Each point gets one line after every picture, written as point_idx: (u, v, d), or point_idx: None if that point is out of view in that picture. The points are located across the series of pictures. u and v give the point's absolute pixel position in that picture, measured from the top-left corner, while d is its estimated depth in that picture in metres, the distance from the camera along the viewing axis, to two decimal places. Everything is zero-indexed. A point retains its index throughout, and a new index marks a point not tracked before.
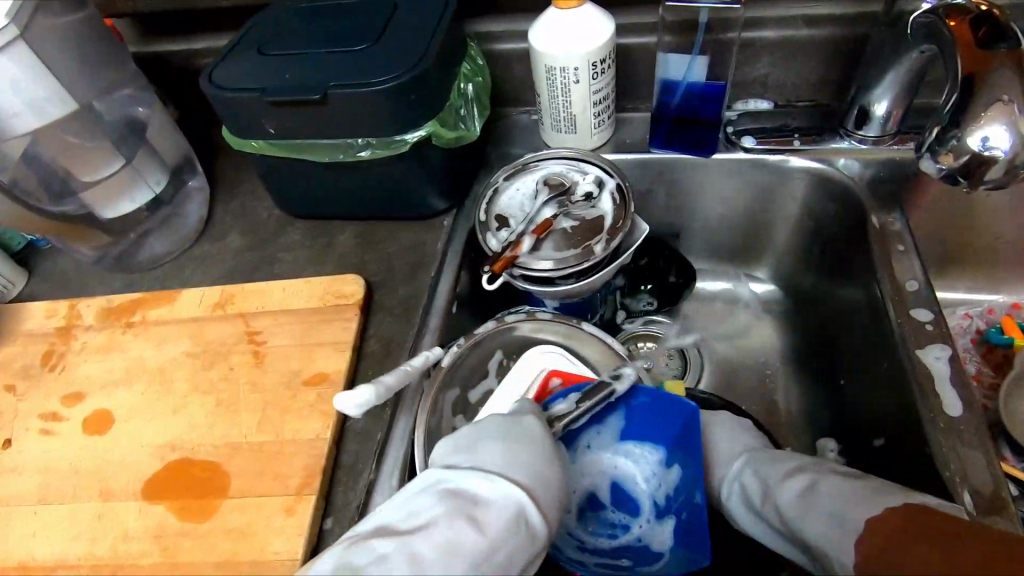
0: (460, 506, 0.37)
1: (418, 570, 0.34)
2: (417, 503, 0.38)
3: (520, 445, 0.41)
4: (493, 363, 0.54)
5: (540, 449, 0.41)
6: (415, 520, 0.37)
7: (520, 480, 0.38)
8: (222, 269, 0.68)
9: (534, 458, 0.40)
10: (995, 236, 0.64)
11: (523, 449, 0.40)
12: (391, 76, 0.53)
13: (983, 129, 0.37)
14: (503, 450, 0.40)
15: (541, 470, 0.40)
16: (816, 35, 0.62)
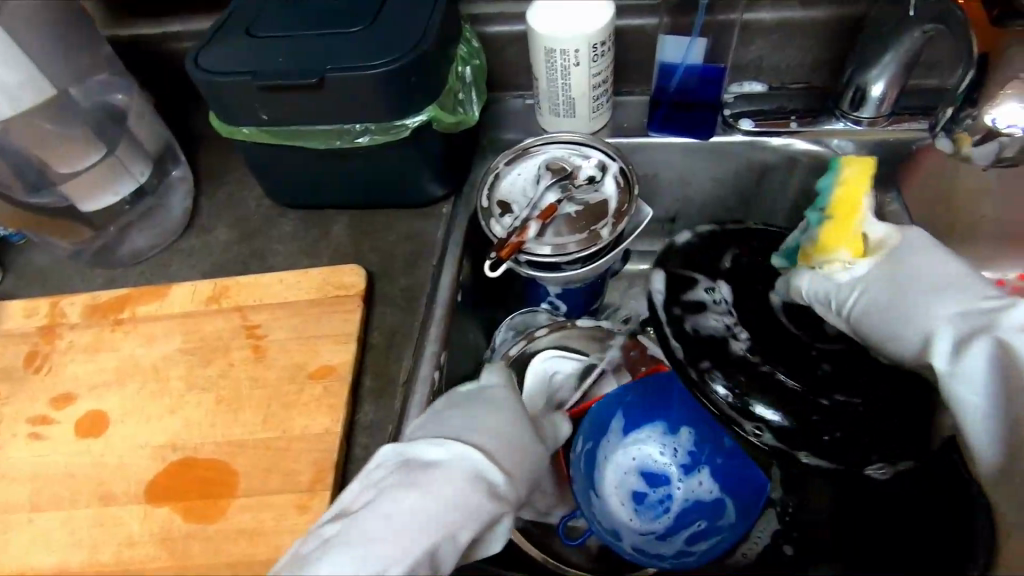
0: (424, 464, 0.39)
1: (368, 543, 0.35)
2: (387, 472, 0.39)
3: (476, 409, 0.43)
4: None
5: (503, 410, 0.43)
6: (385, 483, 0.38)
7: (478, 438, 0.41)
8: (210, 263, 0.65)
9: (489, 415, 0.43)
10: (981, 216, 0.66)
11: (483, 412, 0.43)
12: (391, 59, 0.51)
13: (999, 106, 0.38)
14: (462, 417, 0.43)
15: (491, 424, 0.42)
16: (812, 17, 0.62)
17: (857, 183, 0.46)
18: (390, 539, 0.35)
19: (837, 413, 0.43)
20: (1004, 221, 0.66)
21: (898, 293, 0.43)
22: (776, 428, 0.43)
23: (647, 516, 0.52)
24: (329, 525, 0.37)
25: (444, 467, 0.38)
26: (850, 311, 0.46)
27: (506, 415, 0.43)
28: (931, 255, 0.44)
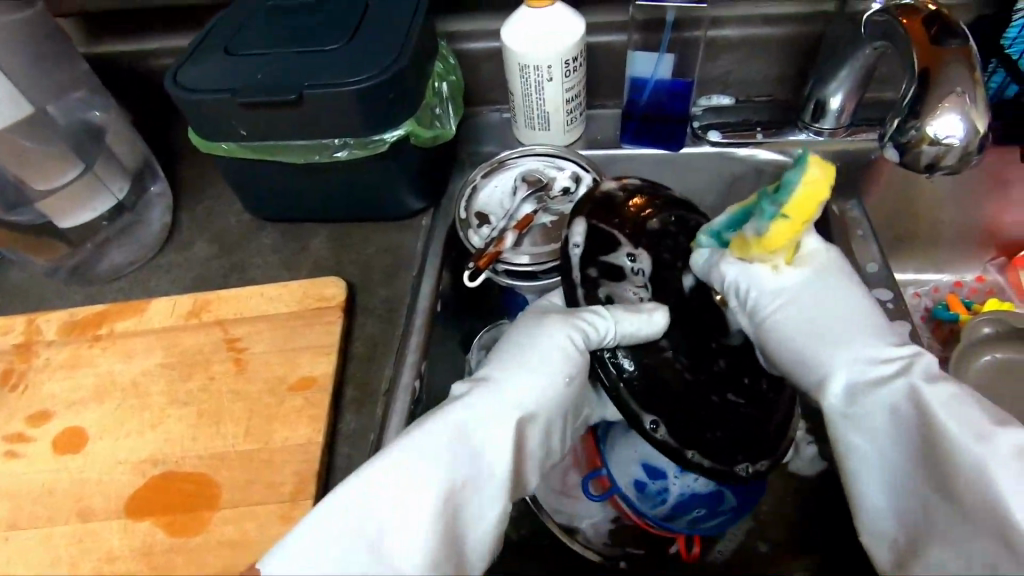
0: (499, 420, 0.43)
1: (386, 535, 0.39)
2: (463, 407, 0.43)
3: (543, 351, 0.46)
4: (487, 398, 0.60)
5: (565, 390, 0.46)
6: (461, 418, 0.43)
7: (538, 413, 0.44)
8: (189, 277, 0.65)
9: (556, 359, 0.46)
10: (939, 221, 0.69)
11: (545, 391, 0.45)
12: (369, 76, 0.52)
13: (938, 119, 0.40)
14: (533, 360, 0.46)
15: (558, 379, 0.45)
16: (773, 33, 0.65)
17: (820, 185, 0.42)
18: (438, 523, 0.39)
19: (724, 413, 0.45)
20: (960, 226, 0.69)
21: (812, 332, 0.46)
22: (679, 412, 0.44)
23: (650, 501, 0.51)
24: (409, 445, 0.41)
25: (505, 426, 0.43)
26: (764, 318, 0.47)
27: (567, 369, 0.46)
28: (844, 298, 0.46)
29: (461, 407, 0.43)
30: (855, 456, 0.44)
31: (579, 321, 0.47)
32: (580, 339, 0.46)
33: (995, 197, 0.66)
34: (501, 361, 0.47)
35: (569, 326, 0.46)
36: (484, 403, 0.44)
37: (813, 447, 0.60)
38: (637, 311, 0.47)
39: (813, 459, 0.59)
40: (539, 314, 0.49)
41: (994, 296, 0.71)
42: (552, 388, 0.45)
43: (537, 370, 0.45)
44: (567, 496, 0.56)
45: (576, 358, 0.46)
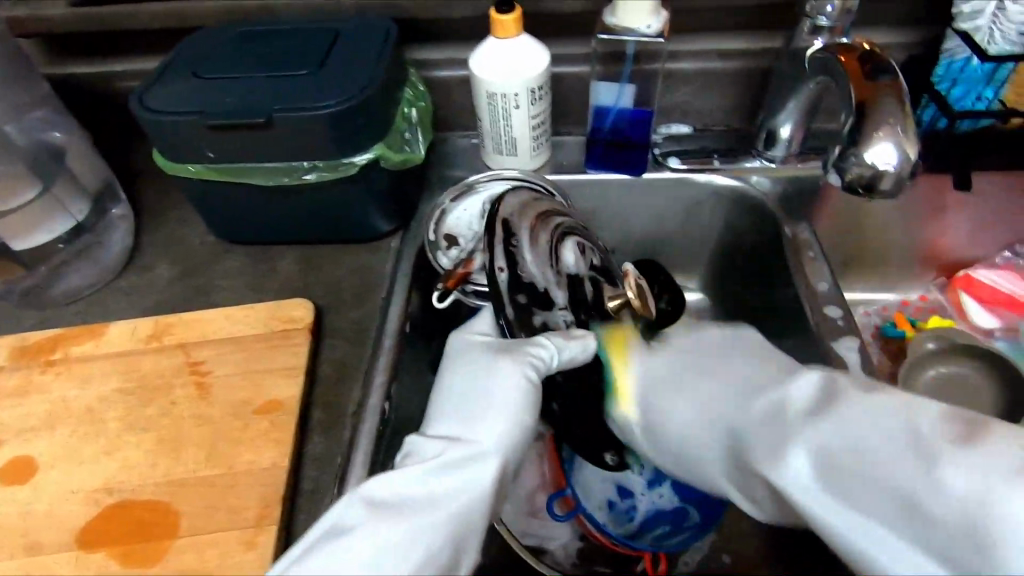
0: (464, 468, 0.42)
1: None
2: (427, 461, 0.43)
3: (502, 393, 0.45)
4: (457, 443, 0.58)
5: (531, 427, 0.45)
6: (428, 470, 0.42)
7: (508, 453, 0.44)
8: (150, 300, 0.64)
9: (513, 401, 0.45)
10: (884, 244, 0.73)
11: (509, 433, 0.44)
12: (339, 100, 0.53)
13: (875, 147, 0.43)
14: (491, 405, 0.45)
15: (524, 417, 0.45)
16: (727, 67, 0.69)
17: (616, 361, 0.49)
18: None
19: None
20: (904, 248, 0.73)
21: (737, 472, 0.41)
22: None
23: (618, 518, 0.52)
24: (385, 490, 0.42)
25: (468, 473, 0.42)
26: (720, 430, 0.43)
27: (526, 408, 0.45)
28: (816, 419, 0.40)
29: (429, 461, 0.43)
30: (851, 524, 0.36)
31: (531, 356, 0.46)
32: (535, 371, 0.46)
33: (933, 220, 0.71)
34: (459, 412, 0.46)
35: (523, 365, 0.46)
36: (452, 452, 0.43)
37: None
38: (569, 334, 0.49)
39: None
40: (487, 354, 0.48)
41: (937, 314, 0.73)
42: (514, 427, 0.44)
43: (496, 413, 0.45)
44: (535, 517, 0.56)
45: (532, 394, 0.46)
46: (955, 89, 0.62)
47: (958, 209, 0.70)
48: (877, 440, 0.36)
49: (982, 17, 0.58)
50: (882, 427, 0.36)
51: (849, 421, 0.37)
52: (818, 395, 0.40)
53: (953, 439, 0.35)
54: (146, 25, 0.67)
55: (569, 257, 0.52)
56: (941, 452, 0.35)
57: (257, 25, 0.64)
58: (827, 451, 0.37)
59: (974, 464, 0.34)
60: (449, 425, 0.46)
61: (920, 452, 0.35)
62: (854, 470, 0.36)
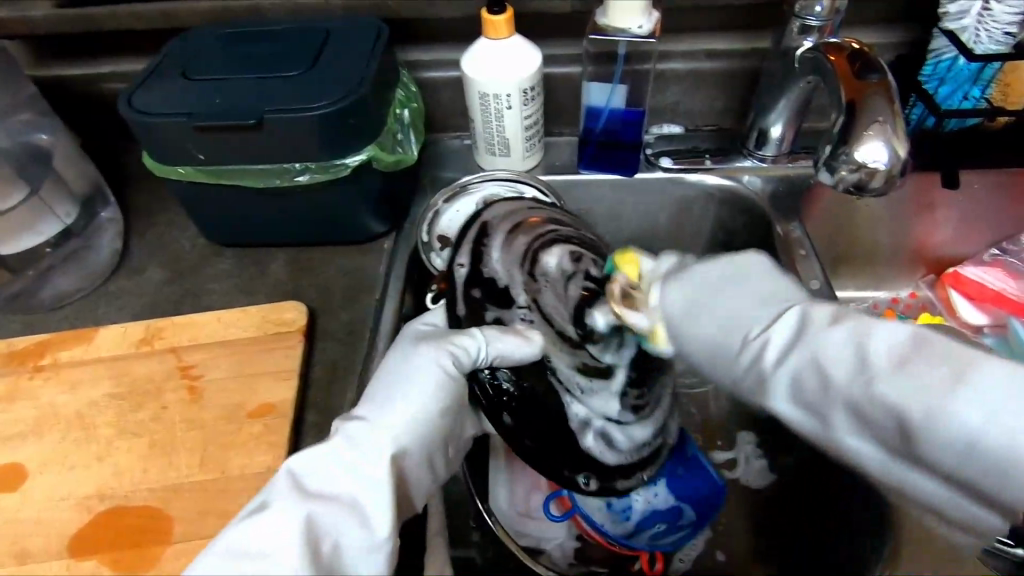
0: (370, 454, 0.40)
1: None
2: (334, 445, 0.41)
3: (415, 381, 0.44)
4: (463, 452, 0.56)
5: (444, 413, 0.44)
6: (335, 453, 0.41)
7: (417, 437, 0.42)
8: (140, 304, 0.63)
9: (427, 390, 0.44)
10: (873, 242, 0.74)
11: (419, 417, 0.43)
12: (330, 102, 0.53)
13: (865, 146, 0.44)
14: (405, 391, 0.44)
15: (433, 405, 0.43)
16: (717, 67, 0.70)
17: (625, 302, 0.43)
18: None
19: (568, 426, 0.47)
20: (893, 246, 0.74)
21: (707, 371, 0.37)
22: (599, 425, 0.47)
23: (613, 518, 0.51)
24: (286, 479, 0.40)
25: (373, 458, 0.40)
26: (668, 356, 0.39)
27: (439, 397, 0.44)
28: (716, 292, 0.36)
29: (335, 443, 0.41)
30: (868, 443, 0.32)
31: (453, 347, 0.45)
32: (453, 364, 0.45)
33: (922, 218, 0.72)
34: (378, 395, 0.44)
35: (441, 354, 0.45)
36: (359, 436, 0.41)
37: (761, 460, 0.62)
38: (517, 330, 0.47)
39: (763, 471, 0.61)
40: (410, 345, 0.47)
41: (926, 311, 0.74)
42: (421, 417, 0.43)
43: (406, 403, 0.43)
44: (530, 518, 0.55)
45: (449, 385, 0.44)
46: (942, 89, 0.63)
47: (946, 207, 0.71)
48: (884, 369, 0.31)
49: (968, 17, 0.59)
50: (916, 375, 0.30)
51: (850, 371, 0.32)
52: (787, 326, 0.34)
53: (939, 370, 0.30)
54: (134, 26, 0.66)
55: (554, 260, 0.50)
56: (958, 376, 0.29)
57: (247, 26, 0.63)
58: (859, 408, 0.31)
59: (980, 396, 0.28)
60: (366, 413, 0.43)
61: (934, 376, 0.29)
62: (876, 413, 0.31)
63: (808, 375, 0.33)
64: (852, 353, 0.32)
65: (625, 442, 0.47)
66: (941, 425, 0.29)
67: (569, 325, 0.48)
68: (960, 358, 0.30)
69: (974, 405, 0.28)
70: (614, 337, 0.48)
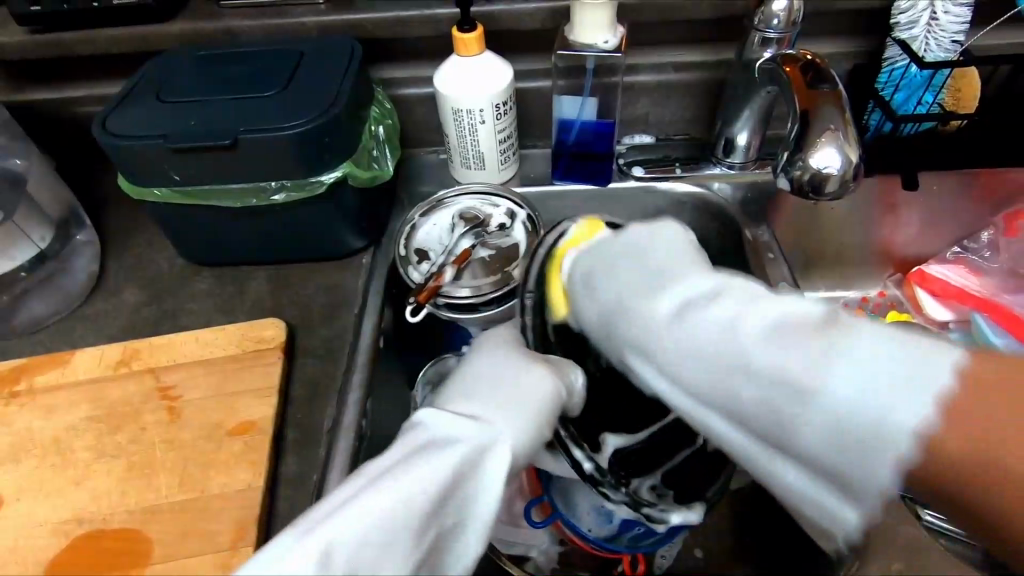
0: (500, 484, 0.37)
1: None
2: (430, 463, 0.36)
3: (528, 392, 0.40)
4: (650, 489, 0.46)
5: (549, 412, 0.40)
6: (445, 486, 0.35)
7: (529, 431, 0.39)
8: (117, 326, 0.63)
9: (542, 398, 0.40)
10: (841, 243, 0.77)
11: (527, 413, 0.39)
12: (302, 121, 0.54)
13: (819, 153, 0.46)
14: (513, 396, 0.40)
15: (547, 425, 0.40)
16: (684, 78, 0.72)
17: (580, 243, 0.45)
18: None
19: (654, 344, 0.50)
20: (860, 246, 0.77)
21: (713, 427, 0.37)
22: None
23: (597, 523, 0.52)
24: (370, 510, 0.34)
25: (498, 481, 0.37)
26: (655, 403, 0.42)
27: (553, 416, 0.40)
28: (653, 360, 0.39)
29: (439, 460, 0.36)
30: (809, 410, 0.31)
31: (564, 374, 0.43)
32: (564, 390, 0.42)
33: (886, 219, 0.75)
34: (481, 393, 0.41)
35: (558, 380, 0.42)
36: (473, 469, 0.37)
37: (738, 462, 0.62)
38: (561, 369, 0.43)
39: None
40: (510, 353, 0.43)
41: (894, 309, 0.77)
42: (536, 434, 0.39)
43: (522, 411, 0.39)
44: (516, 526, 0.56)
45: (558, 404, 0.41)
46: (897, 95, 0.65)
47: (908, 207, 0.74)
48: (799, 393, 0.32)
49: (918, 27, 0.61)
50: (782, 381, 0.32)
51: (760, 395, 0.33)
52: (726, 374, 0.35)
53: (812, 344, 0.31)
54: (108, 50, 0.67)
55: (587, 456, 0.43)
56: (907, 386, 0.29)
57: (220, 48, 0.64)
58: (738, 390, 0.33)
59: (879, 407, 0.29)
60: (459, 402, 0.41)
61: (791, 362, 0.31)
62: (758, 427, 0.33)
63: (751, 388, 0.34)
64: (724, 339, 0.33)
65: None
66: (889, 444, 0.29)
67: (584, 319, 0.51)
68: (833, 333, 0.31)
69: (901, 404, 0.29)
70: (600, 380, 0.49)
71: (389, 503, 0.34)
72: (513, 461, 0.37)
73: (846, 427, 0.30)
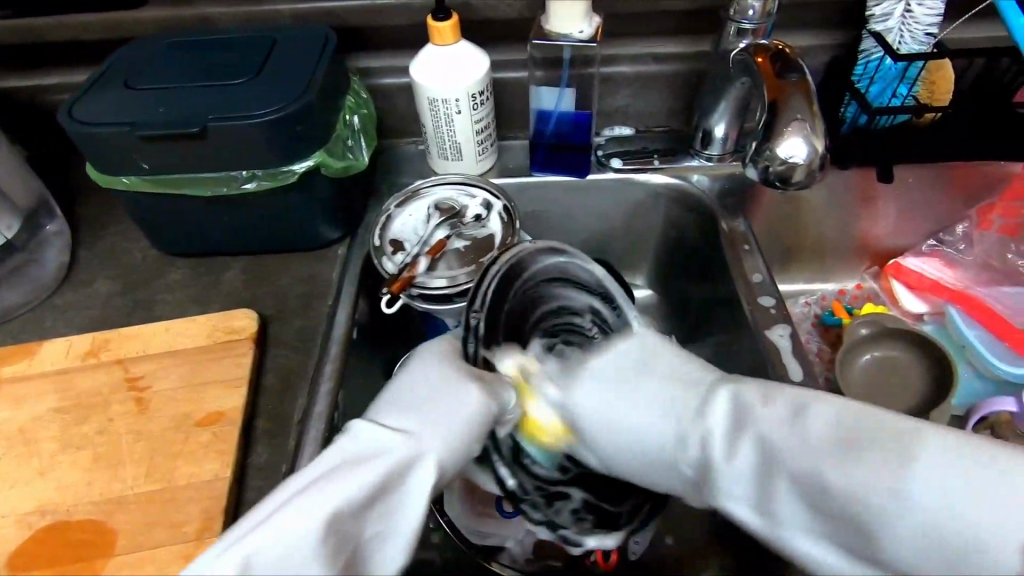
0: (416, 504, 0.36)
1: None
2: (355, 475, 0.36)
3: (453, 410, 0.38)
4: (575, 507, 0.49)
5: (472, 429, 0.39)
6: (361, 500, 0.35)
7: (449, 449, 0.37)
8: (89, 317, 0.62)
9: (469, 412, 0.39)
10: (819, 235, 0.77)
11: (449, 433, 0.38)
12: (273, 108, 0.53)
13: (787, 143, 0.46)
14: (438, 411, 0.38)
15: (472, 445, 0.39)
16: (663, 70, 0.72)
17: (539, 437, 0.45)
18: None
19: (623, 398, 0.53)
20: (838, 238, 0.78)
21: (759, 479, 0.36)
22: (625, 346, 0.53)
23: None
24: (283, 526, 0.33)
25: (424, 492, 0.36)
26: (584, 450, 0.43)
27: (477, 433, 0.39)
28: (749, 418, 0.38)
29: (356, 476, 0.35)
30: (857, 501, 0.33)
31: (495, 388, 0.41)
32: (495, 407, 0.40)
33: (862, 212, 0.76)
34: (411, 406, 0.39)
35: (488, 399, 0.40)
36: (394, 484, 0.36)
37: None
38: (496, 386, 0.41)
39: None
40: (451, 367, 0.41)
41: (871, 301, 0.78)
42: (464, 445, 0.38)
43: (450, 424, 0.38)
44: (488, 516, 0.56)
45: (486, 423, 0.39)
46: (872, 88, 0.66)
47: (884, 201, 0.74)
48: (859, 462, 0.34)
49: (893, 19, 0.62)
50: (858, 469, 0.33)
51: (819, 438, 0.35)
52: (731, 419, 0.38)
53: (886, 454, 0.33)
54: (79, 37, 0.66)
55: (512, 475, 0.46)
56: (969, 489, 0.32)
57: (190, 35, 0.63)
58: (801, 485, 0.35)
59: (924, 474, 0.32)
60: (383, 420, 0.39)
61: (877, 471, 0.33)
62: (837, 525, 0.34)
63: (772, 436, 0.36)
64: (791, 442, 0.35)
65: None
66: (896, 522, 0.32)
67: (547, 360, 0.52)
68: (891, 431, 0.34)
69: (935, 480, 0.32)
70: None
71: (302, 521, 0.34)
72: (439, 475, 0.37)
73: (927, 531, 0.32)
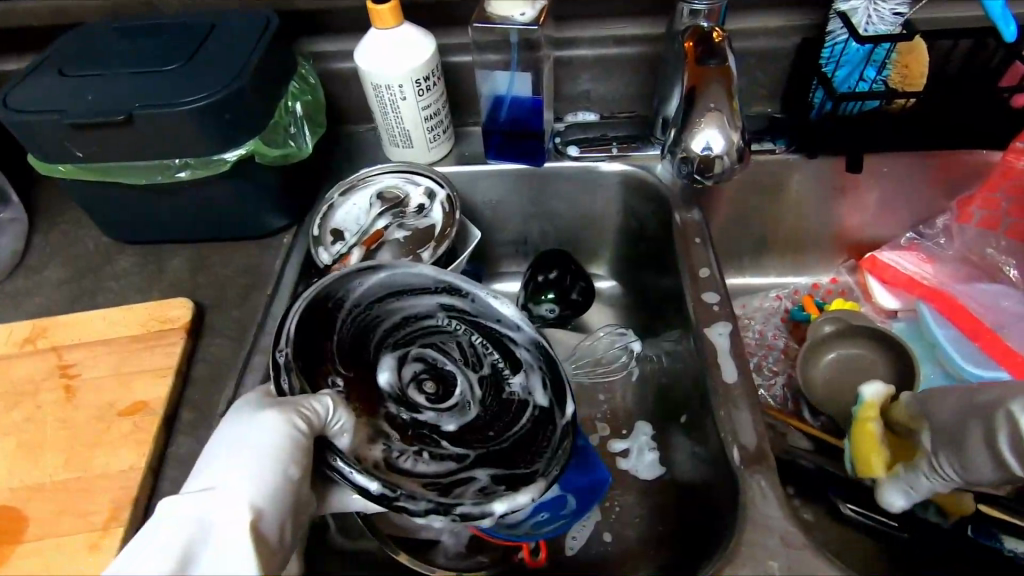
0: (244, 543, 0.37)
1: None
2: (169, 539, 0.38)
3: (257, 444, 0.41)
4: (475, 488, 0.48)
5: (284, 454, 0.41)
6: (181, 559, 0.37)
7: (263, 483, 0.40)
8: (38, 304, 0.63)
9: (271, 441, 0.41)
10: (790, 227, 0.74)
11: (259, 468, 0.40)
12: (199, 96, 0.52)
13: (703, 138, 0.47)
14: (243, 453, 0.41)
15: (287, 469, 0.41)
16: (624, 52, 0.69)
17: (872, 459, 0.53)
18: None
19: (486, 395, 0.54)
20: (810, 230, 0.75)
21: None
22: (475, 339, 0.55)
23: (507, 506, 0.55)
24: None
25: (243, 536, 0.38)
26: None
27: (291, 453, 0.41)
28: None
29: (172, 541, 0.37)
30: None
31: (302, 409, 0.44)
32: (301, 421, 0.43)
33: (835, 203, 0.72)
34: (218, 462, 0.42)
35: (291, 418, 0.43)
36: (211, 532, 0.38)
37: (652, 453, 0.63)
38: (296, 406, 0.44)
39: (653, 464, 0.62)
40: (252, 410, 0.44)
41: (844, 297, 0.74)
42: (279, 477, 0.40)
43: (257, 459, 0.41)
44: None
45: (299, 443, 0.42)
46: (839, 72, 0.62)
47: (857, 192, 0.71)
48: None
49: None
50: None
51: None
52: None
53: None
54: (30, 22, 0.66)
55: (372, 478, 0.44)
56: None
57: (133, 21, 0.62)
58: None
59: None
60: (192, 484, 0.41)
61: None
62: None
63: None
64: None
65: (531, 358, 0.54)
66: None
67: (398, 375, 0.53)
68: None
69: None
70: (412, 414, 0.52)
71: None
72: (258, 516, 0.39)
73: None
